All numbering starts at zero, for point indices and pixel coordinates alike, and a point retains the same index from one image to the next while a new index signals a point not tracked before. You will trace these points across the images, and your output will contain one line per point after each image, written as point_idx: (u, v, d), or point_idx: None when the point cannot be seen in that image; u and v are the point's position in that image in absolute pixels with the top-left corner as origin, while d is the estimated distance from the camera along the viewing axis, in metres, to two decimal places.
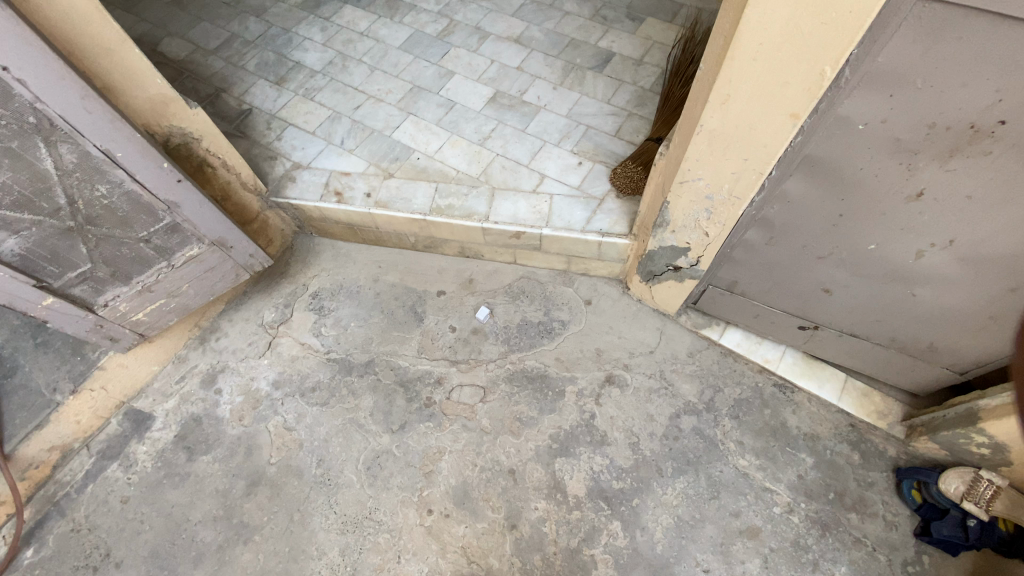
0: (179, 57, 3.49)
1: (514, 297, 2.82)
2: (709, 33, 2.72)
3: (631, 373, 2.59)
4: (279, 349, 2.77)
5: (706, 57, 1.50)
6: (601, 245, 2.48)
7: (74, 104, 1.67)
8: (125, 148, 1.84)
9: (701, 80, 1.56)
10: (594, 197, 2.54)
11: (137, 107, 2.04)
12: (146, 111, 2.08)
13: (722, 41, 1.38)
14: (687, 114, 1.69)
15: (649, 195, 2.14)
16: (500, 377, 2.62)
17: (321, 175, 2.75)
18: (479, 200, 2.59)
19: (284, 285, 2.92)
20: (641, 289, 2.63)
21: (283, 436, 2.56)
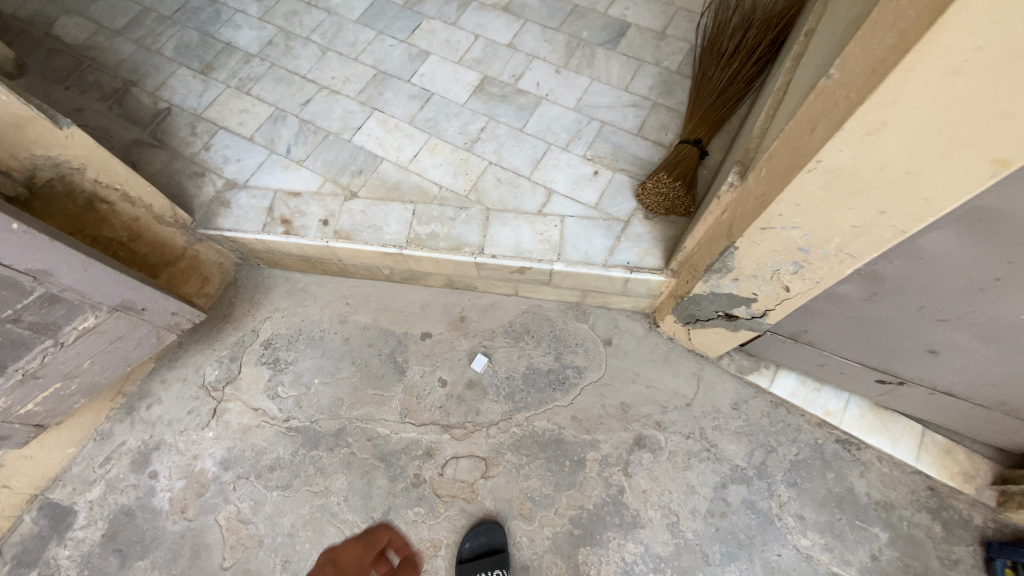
0: (77, 39, 2.75)
1: (517, 339, 2.28)
2: None
3: (665, 434, 2.10)
4: (227, 417, 2.23)
5: (840, 59, 0.96)
6: (629, 282, 1.93)
7: None
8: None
9: (821, 91, 1.02)
10: (617, 218, 1.97)
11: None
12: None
13: (886, 38, 0.84)
14: (786, 137, 1.15)
15: (703, 231, 1.60)
16: (505, 444, 2.11)
17: (263, 196, 2.13)
18: (470, 226, 1.99)
19: (228, 333, 2.35)
20: (674, 328, 2.11)
21: (238, 532, 2.07)
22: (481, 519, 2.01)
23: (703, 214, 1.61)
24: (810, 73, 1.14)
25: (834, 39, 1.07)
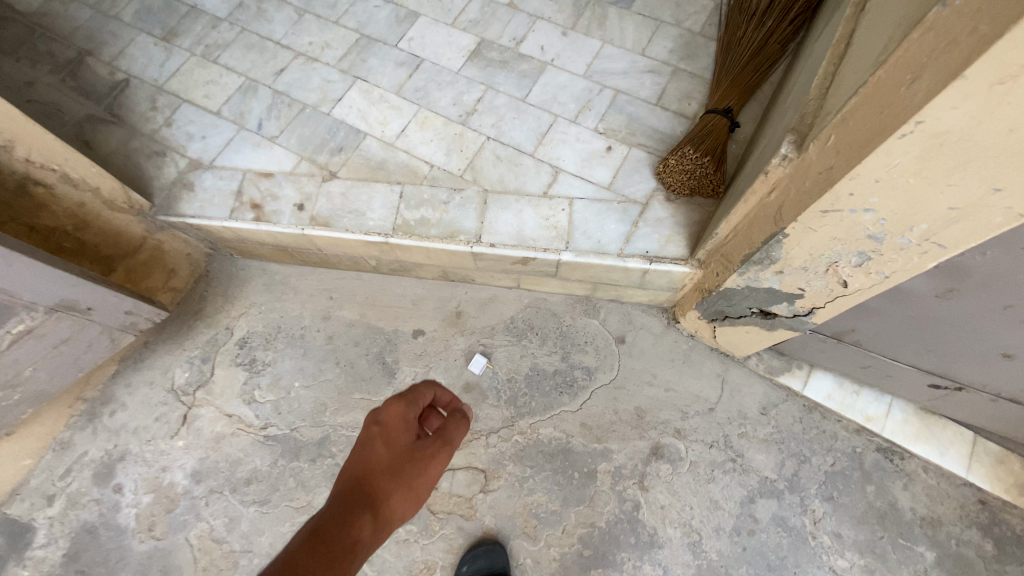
0: (27, 4, 2.47)
1: (519, 337, 2.05)
2: None
3: (686, 444, 1.88)
4: (198, 425, 2.01)
5: None
6: (647, 274, 1.69)
7: None
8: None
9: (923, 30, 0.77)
10: (634, 201, 1.72)
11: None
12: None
13: None
14: (866, 95, 0.90)
15: (740, 216, 1.36)
16: (506, 454, 1.90)
17: (231, 177, 1.87)
18: (465, 210, 1.74)
19: (200, 332, 2.12)
20: (697, 325, 1.87)
21: (211, 552, 1.87)
22: (481, 540, 1.79)
23: (740, 195, 1.36)
24: (897, 12, 0.89)
25: None
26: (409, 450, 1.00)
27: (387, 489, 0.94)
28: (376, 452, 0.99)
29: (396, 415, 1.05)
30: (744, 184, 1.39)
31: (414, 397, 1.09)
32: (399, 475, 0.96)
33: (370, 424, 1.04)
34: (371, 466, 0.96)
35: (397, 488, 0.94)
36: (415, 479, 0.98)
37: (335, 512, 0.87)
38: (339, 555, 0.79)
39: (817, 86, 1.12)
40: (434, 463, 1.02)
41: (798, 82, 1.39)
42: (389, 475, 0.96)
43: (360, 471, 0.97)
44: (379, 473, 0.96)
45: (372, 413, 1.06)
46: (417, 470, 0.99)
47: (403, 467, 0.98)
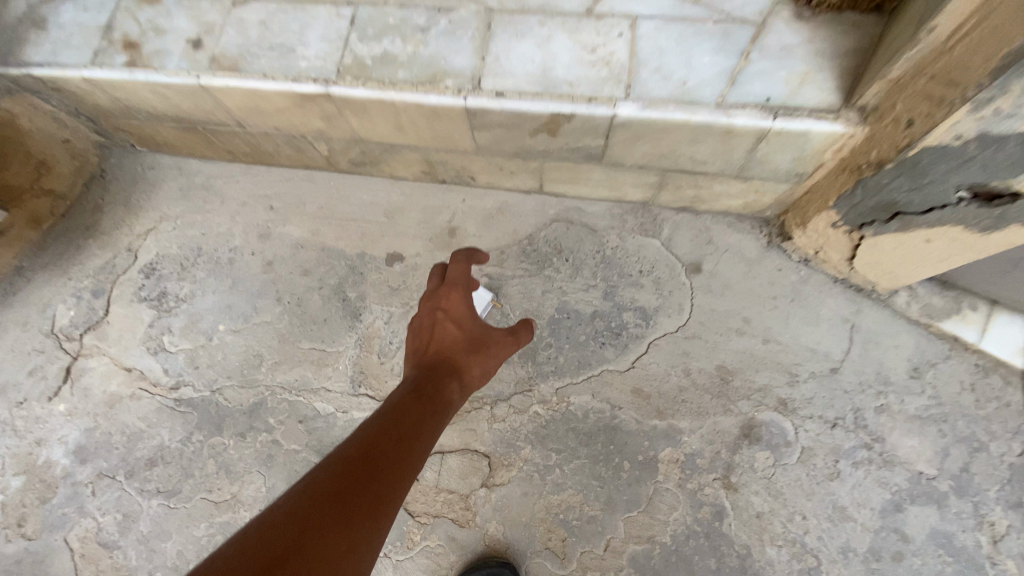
0: None
1: (542, 266, 1.36)
2: None
3: (795, 422, 1.22)
4: (86, 383, 1.43)
5: None
6: (761, 144, 1.00)
7: None
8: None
9: None
10: (740, 19, 1.02)
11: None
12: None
13: None
14: None
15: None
16: (521, 434, 1.27)
17: (99, 7, 1.22)
18: (456, 41, 1.05)
19: (91, 255, 1.51)
20: (821, 240, 1.19)
21: (99, 561, 1.31)
22: (483, 559, 1.19)
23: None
24: None
25: None
26: (478, 328, 1.04)
27: (467, 359, 0.98)
28: (450, 335, 1.00)
29: (460, 297, 1.05)
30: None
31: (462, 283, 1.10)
32: (477, 346, 1.00)
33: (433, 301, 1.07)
34: (447, 341, 1.00)
35: (477, 358, 0.99)
36: (489, 353, 1.01)
37: (424, 375, 0.92)
38: (435, 413, 0.86)
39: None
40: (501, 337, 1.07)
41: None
42: (467, 346, 0.99)
43: (436, 348, 0.99)
44: (456, 344, 0.99)
45: (435, 292, 1.09)
46: (489, 345, 1.03)
47: (479, 340, 1.02)
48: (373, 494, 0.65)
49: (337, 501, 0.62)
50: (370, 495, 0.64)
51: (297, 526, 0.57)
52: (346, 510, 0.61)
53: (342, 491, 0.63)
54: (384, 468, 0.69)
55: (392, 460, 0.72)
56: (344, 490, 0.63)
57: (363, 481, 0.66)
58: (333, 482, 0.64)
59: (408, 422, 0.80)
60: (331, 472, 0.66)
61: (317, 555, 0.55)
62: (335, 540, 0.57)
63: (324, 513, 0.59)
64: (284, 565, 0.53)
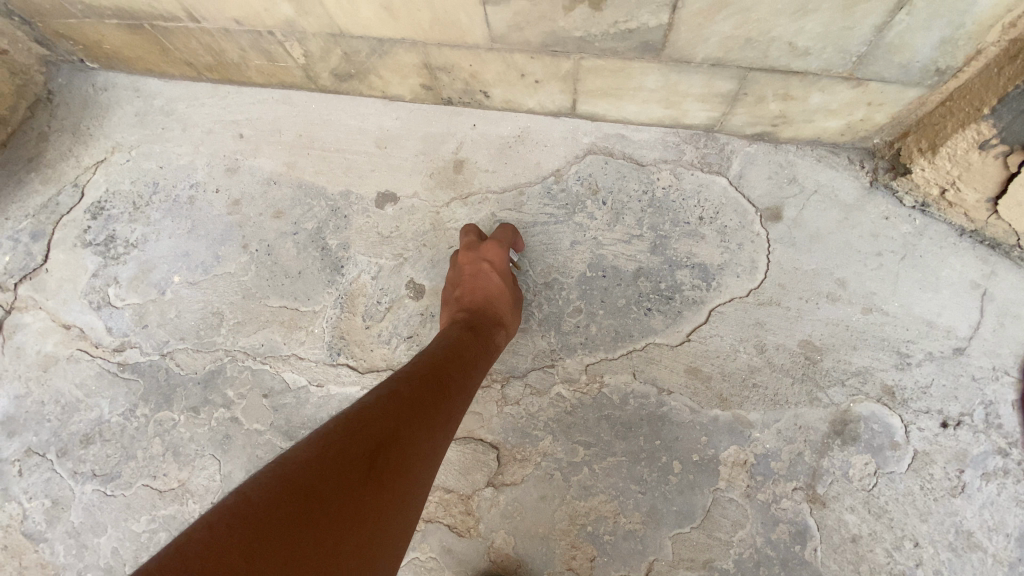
0: None
1: (572, 210, 1.07)
2: None
3: (906, 418, 0.92)
4: (18, 341, 1.19)
5: None
6: (898, 14, 0.71)
7: None
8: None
9: None
10: None
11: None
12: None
13: None
14: None
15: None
16: (540, 421, 0.99)
17: None
18: None
19: (31, 192, 1.26)
20: (954, 172, 0.88)
21: (23, 555, 1.08)
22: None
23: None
24: None
25: None
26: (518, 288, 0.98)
27: (510, 315, 0.93)
28: (492, 289, 0.93)
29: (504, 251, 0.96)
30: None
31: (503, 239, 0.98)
32: (518, 302, 0.96)
33: (475, 252, 0.95)
34: (491, 295, 0.93)
35: (517, 313, 0.95)
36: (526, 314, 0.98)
37: (471, 322, 0.88)
38: (488, 357, 0.85)
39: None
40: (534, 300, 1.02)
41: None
42: (512, 301, 0.94)
43: (477, 297, 0.93)
44: (502, 296, 0.93)
45: (474, 243, 0.97)
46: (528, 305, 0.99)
47: (518, 297, 0.97)
48: (447, 416, 0.66)
49: (420, 411, 0.62)
50: (446, 412, 0.66)
51: (394, 422, 0.58)
52: (431, 421, 0.62)
53: (423, 403, 0.63)
54: (454, 394, 0.70)
55: (460, 388, 0.72)
56: (427, 402, 0.64)
57: (438, 400, 0.67)
58: (413, 393, 0.65)
59: (467, 355, 0.79)
60: (411, 385, 0.66)
61: (414, 453, 0.56)
62: (424, 446, 0.58)
63: (415, 419, 0.60)
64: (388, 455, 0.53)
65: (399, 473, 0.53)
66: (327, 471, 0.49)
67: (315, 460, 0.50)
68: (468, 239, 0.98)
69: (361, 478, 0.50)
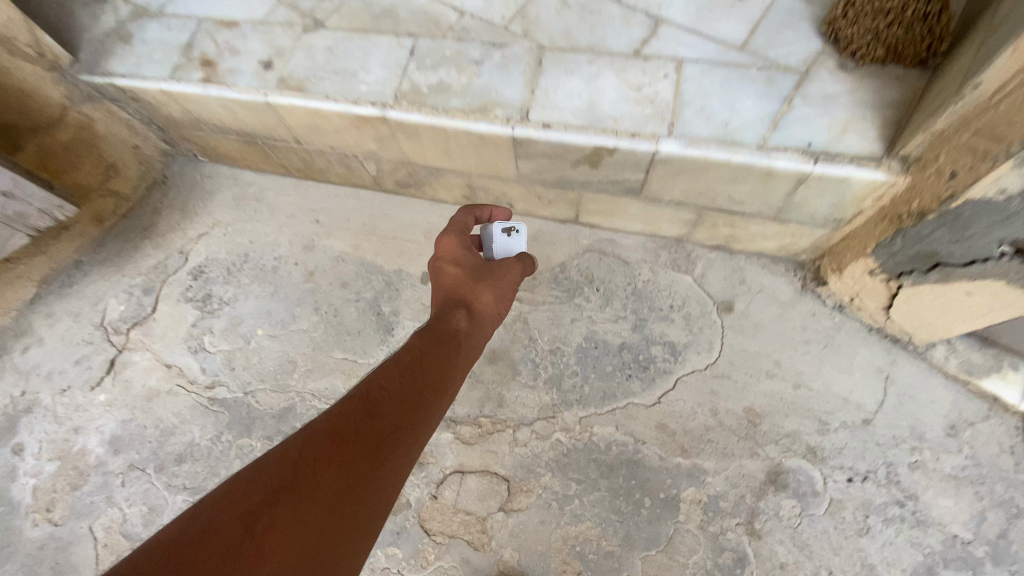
0: None
1: (572, 294, 1.38)
2: None
3: (824, 471, 1.19)
4: (127, 375, 1.49)
5: None
6: (801, 187, 1.02)
7: None
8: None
9: None
10: (784, 69, 1.05)
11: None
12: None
13: None
14: None
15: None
16: (542, 460, 1.27)
17: (182, 29, 1.31)
18: (507, 74, 1.12)
19: (145, 255, 1.59)
20: (858, 288, 1.19)
21: (120, 551, 1.33)
22: None
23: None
24: None
25: None
26: (483, 266, 1.02)
27: (474, 288, 0.97)
28: (448, 275, 0.98)
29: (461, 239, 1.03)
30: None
31: (467, 227, 1.05)
32: (482, 276, 0.99)
33: (433, 259, 1.04)
34: (453, 282, 0.98)
35: (489, 287, 0.98)
36: (503, 283, 1.01)
37: (432, 319, 0.92)
38: (447, 352, 0.87)
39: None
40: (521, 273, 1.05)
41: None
42: (472, 277, 0.98)
43: (444, 288, 0.99)
44: (461, 280, 0.98)
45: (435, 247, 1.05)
46: (503, 277, 1.02)
47: (487, 272, 1.01)
48: (365, 447, 0.68)
49: (327, 450, 0.65)
50: (366, 443, 0.69)
51: (284, 478, 0.60)
52: (339, 459, 0.65)
53: (332, 443, 0.66)
54: (380, 419, 0.73)
55: (390, 409, 0.75)
56: (336, 440, 0.67)
57: (361, 430, 0.70)
58: (327, 433, 0.67)
59: (410, 369, 0.82)
60: (328, 423, 0.69)
61: (306, 499, 0.59)
62: (322, 489, 0.61)
63: (317, 460, 0.63)
64: (274, 509, 0.57)
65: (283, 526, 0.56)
66: (198, 535, 0.53)
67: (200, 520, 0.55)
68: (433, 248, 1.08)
69: (234, 541, 0.53)
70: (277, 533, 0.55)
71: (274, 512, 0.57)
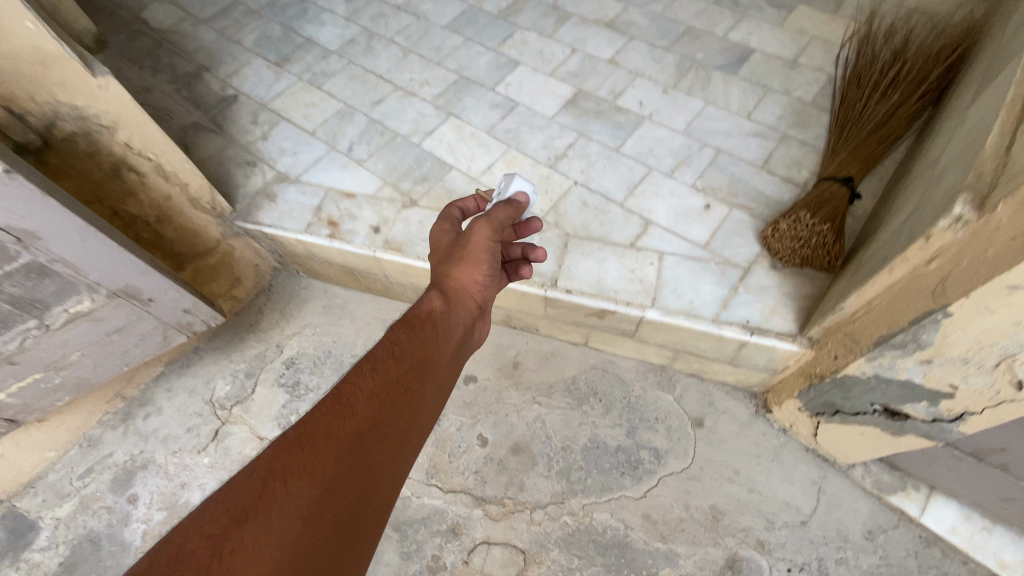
0: (163, 26, 2.58)
1: (581, 402, 1.81)
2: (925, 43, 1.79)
3: (770, 561, 1.54)
4: (227, 443, 1.89)
5: None
6: (743, 348, 1.48)
7: None
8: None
9: None
10: (733, 264, 1.56)
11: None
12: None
13: None
14: None
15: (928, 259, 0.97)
16: (552, 537, 1.62)
17: (313, 194, 1.85)
18: (543, 252, 1.65)
19: (249, 346, 2.04)
20: (793, 418, 1.61)
21: None
22: None
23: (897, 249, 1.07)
24: None
25: None
26: (456, 246, 1.18)
27: (446, 268, 1.14)
28: (433, 260, 1.21)
29: (449, 223, 1.26)
30: (892, 243, 1.12)
31: (450, 223, 1.26)
32: (454, 254, 1.16)
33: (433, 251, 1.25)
34: (437, 264, 1.19)
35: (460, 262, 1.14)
36: (474, 254, 1.14)
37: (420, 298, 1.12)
38: (424, 326, 1.03)
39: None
40: (493, 235, 1.15)
41: (986, 123, 1.08)
42: (446, 258, 1.16)
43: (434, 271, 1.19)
44: (441, 260, 1.18)
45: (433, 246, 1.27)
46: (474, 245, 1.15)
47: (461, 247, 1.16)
48: (337, 445, 0.80)
49: (298, 457, 0.77)
50: (340, 442, 0.81)
51: (261, 486, 0.72)
52: (305, 467, 0.76)
53: (307, 447, 0.78)
54: (353, 416, 0.85)
55: (362, 404, 0.87)
56: (309, 444, 0.79)
57: (331, 434, 0.82)
58: (301, 438, 0.79)
59: (384, 362, 0.94)
60: (303, 428, 0.81)
61: (273, 513, 0.71)
62: (295, 490, 0.74)
63: (285, 471, 0.75)
64: (254, 515, 0.70)
65: (253, 540, 0.68)
66: (187, 541, 0.66)
67: (183, 537, 0.67)
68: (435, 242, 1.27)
69: (217, 548, 0.66)
70: (251, 543, 0.67)
71: (245, 527, 0.69)
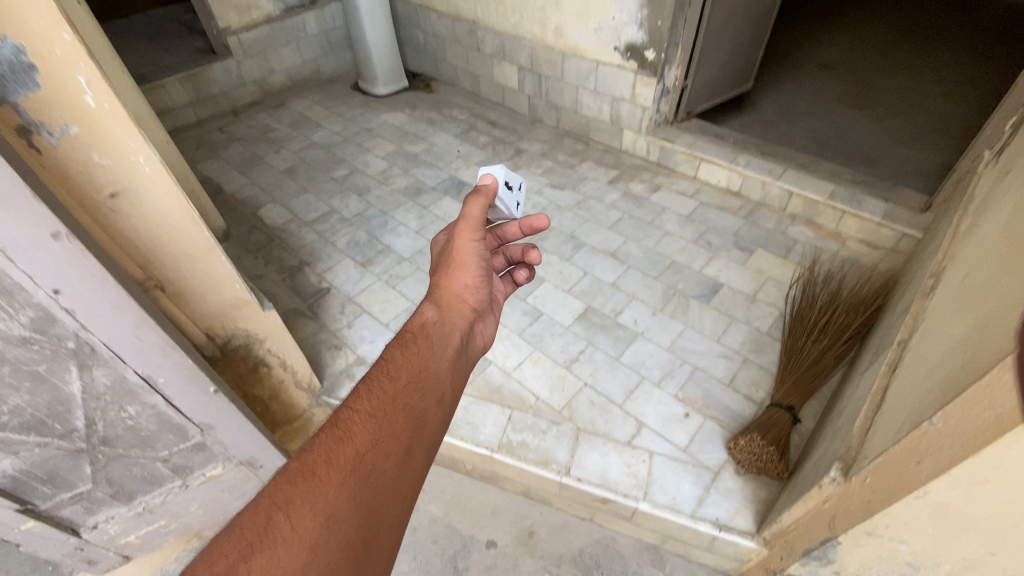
0: (275, 224, 3.39)
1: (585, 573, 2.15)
2: (846, 296, 2.43)
3: None
4: None
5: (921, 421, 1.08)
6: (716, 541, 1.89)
7: (126, 333, 1.40)
8: (122, 324, 1.38)
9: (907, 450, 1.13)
10: (707, 467, 2.03)
11: (166, 259, 1.64)
12: (187, 275, 1.71)
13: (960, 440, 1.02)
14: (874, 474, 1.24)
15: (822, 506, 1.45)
16: None
17: None
18: (559, 444, 2.14)
19: None
20: None
21: None
22: None
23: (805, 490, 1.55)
24: (901, 413, 1.27)
25: (914, 399, 1.24)
26: (448, 260, 1.59)
27: (440, 280, 1.54)
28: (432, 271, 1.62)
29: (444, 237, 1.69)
30: (806, 482, 1.60)
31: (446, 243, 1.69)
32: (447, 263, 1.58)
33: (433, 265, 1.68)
34: (435, 274, 1.61)
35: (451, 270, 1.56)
36: (460, 263, 1.56)
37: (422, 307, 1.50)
38: (420, 333, 1.36)
39: (899, 421, 1.25)
40: (472, 239, 1.58)
41: (858, 404, 1.64)
42: (442, 267, 1.59)
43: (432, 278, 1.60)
44: (438, 271, 1.59)
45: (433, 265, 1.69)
46: (459, 252, 1.58)
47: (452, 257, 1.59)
48: (333, 468, 1.00)
49: (299, 486, 0.95)
50: (336, 466, 1.00)
51: (267, 518, 0.90)
52: (304, 497, 0.94)
53: (305, 476, 0.97)
54: (349, 442, 1.04)
55: (357, 427, 1.08)
56: (308, 472, 0.98)
57: (330, 461, 1.00)
58: (301, 469, 0.98)
59: (381, 383, 1.18)
60: (305, 458, 1.00)
61: (278, 546, 0.88)
62: (296, 517, 0.91)
63: (287, 502, 0.93)
64: (264, 540, 0.88)
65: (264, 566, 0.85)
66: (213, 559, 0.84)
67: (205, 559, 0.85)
68: (433, 264, 1.69)
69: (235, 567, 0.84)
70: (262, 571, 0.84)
71: (253, 559, 0.85)
